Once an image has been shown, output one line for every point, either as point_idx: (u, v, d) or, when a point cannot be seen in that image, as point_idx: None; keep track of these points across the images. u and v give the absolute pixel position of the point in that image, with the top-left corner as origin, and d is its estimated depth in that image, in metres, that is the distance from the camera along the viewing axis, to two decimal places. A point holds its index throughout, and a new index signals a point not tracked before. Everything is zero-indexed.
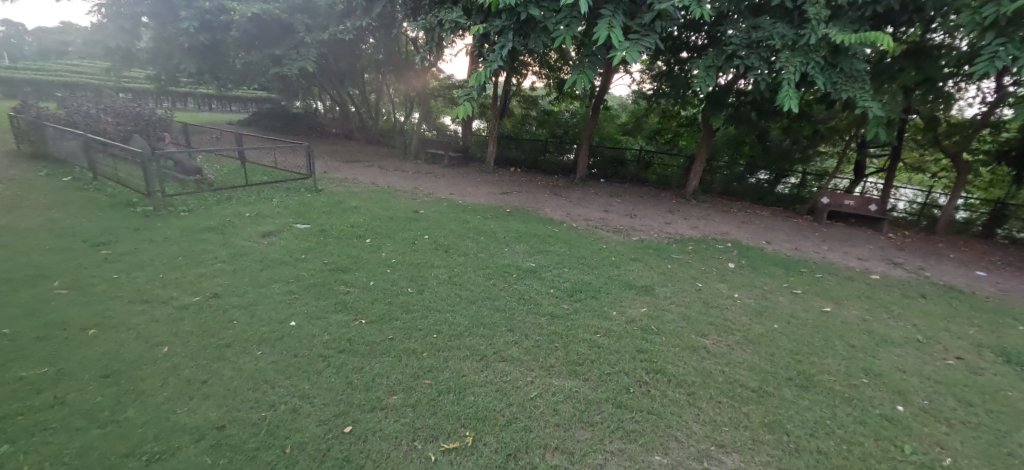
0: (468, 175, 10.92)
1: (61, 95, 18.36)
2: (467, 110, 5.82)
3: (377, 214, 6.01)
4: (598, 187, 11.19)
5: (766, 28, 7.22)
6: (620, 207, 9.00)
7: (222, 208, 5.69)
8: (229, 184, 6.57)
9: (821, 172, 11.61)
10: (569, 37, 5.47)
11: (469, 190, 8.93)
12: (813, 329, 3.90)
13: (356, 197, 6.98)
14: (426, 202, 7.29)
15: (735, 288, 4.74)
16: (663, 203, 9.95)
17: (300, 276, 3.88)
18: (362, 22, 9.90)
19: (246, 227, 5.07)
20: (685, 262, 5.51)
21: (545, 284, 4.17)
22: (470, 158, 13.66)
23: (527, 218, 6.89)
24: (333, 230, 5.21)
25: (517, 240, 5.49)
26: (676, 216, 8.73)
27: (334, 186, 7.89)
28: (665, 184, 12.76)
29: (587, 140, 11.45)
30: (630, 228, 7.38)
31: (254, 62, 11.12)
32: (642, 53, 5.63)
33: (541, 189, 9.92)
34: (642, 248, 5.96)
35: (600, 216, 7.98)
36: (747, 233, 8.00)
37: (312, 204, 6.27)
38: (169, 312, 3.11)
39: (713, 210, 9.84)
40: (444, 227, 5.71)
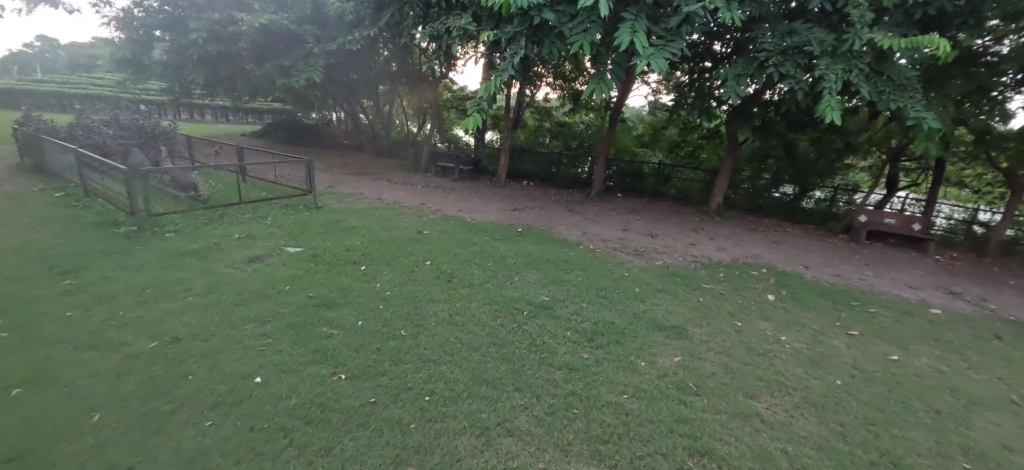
0: (479, 190, 10.47)
1: (83, 106, 18.76)
2: (475, 122, 5.32)
3: (377, 235, 5.55)
4: (615, 202, 10.61)
5: (803, 33, 6.62)
6: (639, 225, 8.40)
7: (212, 228, 5.30)
8: (223, 201, 6.19)
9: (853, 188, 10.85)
10: (586, 42, 4.96)
11: (478, 206, 8.47)
12: (884, 387, 3.23)
13: (357, 215, 6.56)
14: (431, 221, 6.81)
15: (780, 329, 4.10)
16: (685, 220, 9.30)
17: (279, 313, 3.40)
18: (371, 32, 9.62)
19: (232, 251, 4.64)
20: (718, 294, 4.88)
21: (560, 325, 3.60)
22: (481, 171, 13.24)
23: (540, 239, 6.35)
24: (327, 255, 4.75)
25: (529, 265, 4.95)
26: (701, 236, 8.09)
27: (336, 202, 7.50)
28: (685, 199, 12.11)
29: (603, 153, 10.90)
30: (652, 250, 6.78)
31: (264, 72, 10.97)
32: (669, 59, 5.08)
33: (554, 206, 9.39)
34: (668, 275, 5.36)
35: (619, 236, 7.40)
36: (781, 256, 7.30)
37: (309, 223, 5.85)
38: (117, 362, 2.64)
39: (740, 228, 9.15)
40: (448, 250, 5.21)
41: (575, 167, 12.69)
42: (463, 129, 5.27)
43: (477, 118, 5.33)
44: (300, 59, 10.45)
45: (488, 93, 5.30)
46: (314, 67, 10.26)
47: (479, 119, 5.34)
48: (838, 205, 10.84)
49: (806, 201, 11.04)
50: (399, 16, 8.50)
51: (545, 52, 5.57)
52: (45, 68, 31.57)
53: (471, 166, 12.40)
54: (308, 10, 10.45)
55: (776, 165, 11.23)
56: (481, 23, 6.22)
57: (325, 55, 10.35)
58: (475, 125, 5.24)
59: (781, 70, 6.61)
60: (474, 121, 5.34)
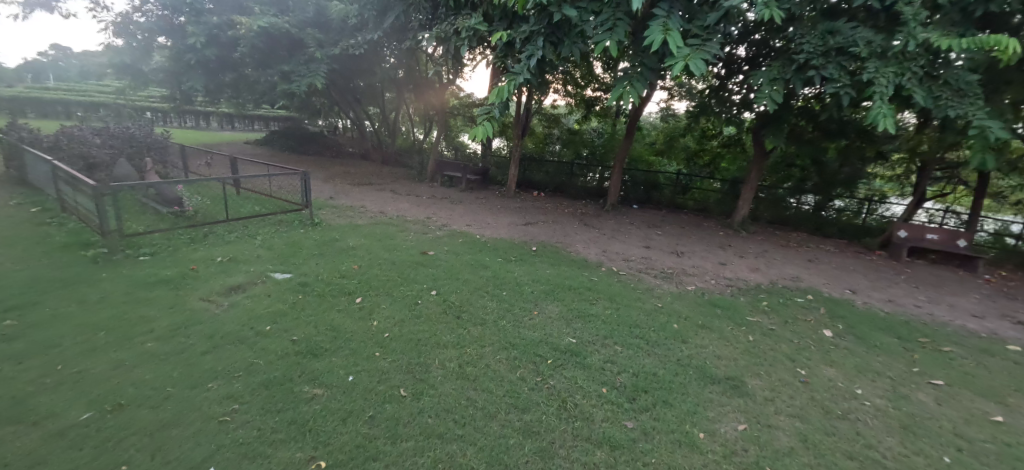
0: (487, 202, 9.88)
1: (87, 114, 18.54)
2: (486, 132, 4.71)
3: (377, 257, 4.96)
4: (632, 215, 9.97)
5: (847, 33, 5.97)
6: (662, 242, 7.76)
7: (194, 250, 4.75)
8: (210, 218, 5.64)
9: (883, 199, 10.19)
10: (613, 41, 4.34)
11: (488, 220, 7.88)
12: (1007, 467, 2.56)
13: (357, 233, 5.98)
14: (438, 239, 6.23)
15: (853, 379, 3.42)
16: (710, 235, 8.64)
17: (253, 365, 2.79)
18: (374, 35, 9.11)
19: (209, 279, 4.06)
20: (767, 330, 4.22)
21: (593, 378, 2.96)
22: (489, 180, 12.68)
23: (557, 260, 5.73)
24: (319, 283, 4.16)
25: (549, 295, 4.32)
26: (730, 254, 7.43)
27: (335, 217, 6.94)
28: (705, 210, 11.45)
29: (619, 163, 10.24)
30: (680, 272, 6.13)
31: (265, 78, 10.54)
32: (707, 60, 4.43)
33: (568, 219, 8.79)
34: (706, 305, 4.71)
35: (642, 255, 6.76)
36: (822, 278, 6.61)
37: (302, 242, 5.27)
38: (32, 444, 2.04)
39: (770, 244, 8.46)
40: (457, 276, 4.60)
41: (588, 176, 12.08)
42: (472, 139, 4.67)
43: (487, 127, 4.71)
44: (300, 64, 9.97)
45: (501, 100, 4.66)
46: (315, 71, 9.76)
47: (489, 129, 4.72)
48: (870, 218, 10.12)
49: (829, 212, 10.45)
50: (404, 19, 8.00)
51: (564, 53, 4.95)
52: (58, 76, 31.78)
53: (480, 176, 11.84)
54: (310, 13, 9.99)
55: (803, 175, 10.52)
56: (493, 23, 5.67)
57: (327, 61, 9.89)
58: (486, 135, 4.63)
59: (823, 73, 5.95)
60: (485, 130, 4.73)
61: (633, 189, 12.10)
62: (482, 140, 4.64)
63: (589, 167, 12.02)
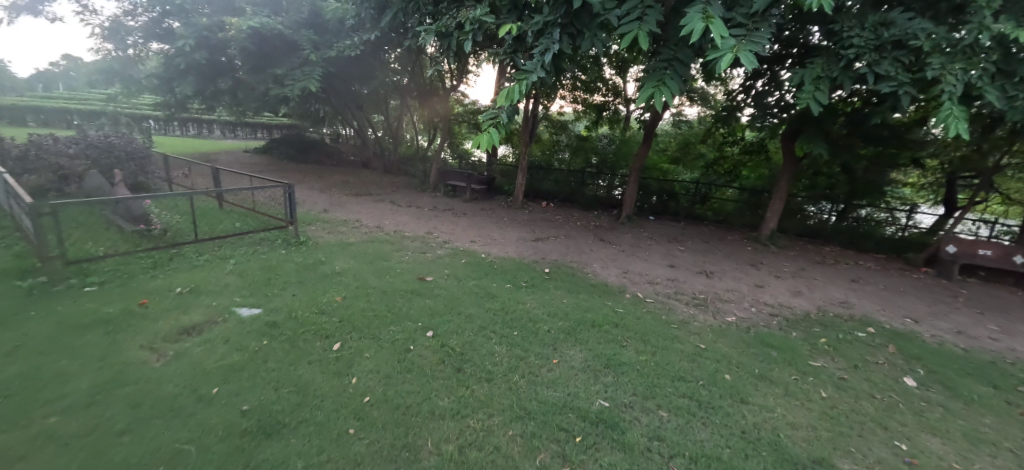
0: (493, 214, 9.17)
1: (85, 123, 18.16)
2: (492, 139, 4.00)
3: (366, 285, 4.25)
4: (649, 228, 9.23)
5: (904, 24, 5.21)
6: (687, 259, 7.00)
7: (151, 278, 4.06)
8: (179, 238, 4.99)
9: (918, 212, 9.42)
10: (643, 32, 3.60)
11: (494, 236, 7.18)
12: None
13: (346, 253, 5.29)
14: (437, 259, 5.52)
15: (970, 457, 2.63)
16: (738, 252, 7.86)
17: (180, 452, 2.05)
18: (372, 34, 8.50)
19: (159, 318, 3.36)
20: (838, 380, 3.44)
21: (638, 467, 2.20)
22: (495, 190, 11.98)
23: (573, 286, 4.98)
24: (292, 320, 3.44)
25: (569, 335, 3.58)
26: (765, 274, 6.65)
27: (325, 233, 6.25)
28: (726, 222, 10.68)
29: (634, 172, 9.51)
30: (714, 297, 5.36)
31: (258, 83, 9.98)
32: (757, 52, 3.65)
33: (581, 233, 8.05)
34: (755, 344, 3.94)
35: (667, 276, 6.01)
36: (874, 304, 5.81)
37: (281, 266, 4.57)
38: None
39: (806, 262, 7.66)
40: (458, 310, 3.88)
41: (600, 185, 11.33)
42: (474, 148, 3.97)
43: (493, 133, 4.01)
44: (294, 67, 9.39)
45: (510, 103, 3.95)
46: (309, 75, 9.17)
47: (496, 136, 4.01)
48: (904, 231, 9.37)
49: (854, 222, 9.71)
50: (403, 16, 7.39)
51: (583, 47, 4.23)
52: None
53: (485, 186, 11.14)
54: (305, 14, 9.43)
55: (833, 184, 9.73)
56: (500, 15, 4.98)
57: (323, 64, 9.31)
58: (492, 144, 3.94)
59: (878, 69, 5.18)
60: (491, 136, 4.03)
61: (648, 199, 11.33)
62: (488, 150, 3.93)
63: (601, 176, 11.29)
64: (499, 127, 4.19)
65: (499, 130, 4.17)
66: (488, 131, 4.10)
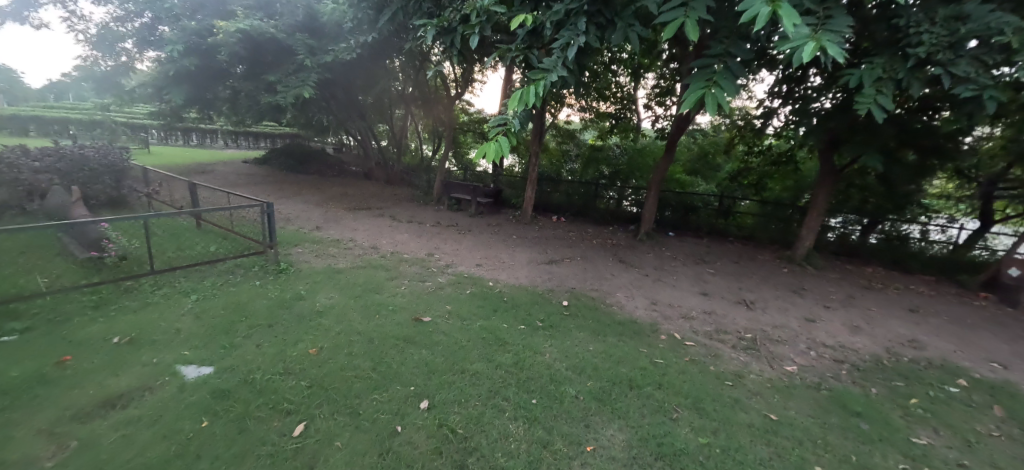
0: (501, 231, 8.41)
1: (83, 133, 17.72)
2: (503, 149, 3.25)
3: (349, 329, 3.48)
4: (671, 246, 8.42)
5: (985, 16, 4.39)
6: (721, 286, 6.18)
7: (88, 323, 3.33)
8: (137, 269, 4.28)
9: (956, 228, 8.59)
10: (692, 20, 2.84)
11: (502, 258, 6.41)
12: None
13: (331, 284, 4.54)
14: (437, 291, 4.74)
15: None
16: (775, 275, 7.02)
17: None
18: (370, 37, 7.86)
19: (76, 384, 2.60)
20: (959, 469, 2.61)
21: None
22: (501, 203, 11.25)
23: (597, 325, 4.18)
24: (247, 385, 2.68)
25: (603, 404, 2.77)
26: (813, 304, 5.81)
27: (311, 257, 5.52)
28: (752, 238, 9.85)
29: (654, 184, 8.71)
30: (763, 337, 4.55)
31: (252, 91, 9.39)
32: (839, 44, 2.86)
33: (599, 253, 7.26)
34: (835, 410, 3.11)
35: (704, 308, 5.19)
36: (949, 343, 4.94)
37: (251, 304, 3.83)
38: None
39: (853, 287, 6.81)
40: (462, 366, 3.10)
41: (612, 198, 10.59)
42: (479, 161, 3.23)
43: (504, 141, 3.26)
44: (289, 72, 8.78)
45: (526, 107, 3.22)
46: (303, 82, 8.53)
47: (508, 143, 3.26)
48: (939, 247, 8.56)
49: (875, 237, 8.96)
50: (403, 16, 6.72)
51: (613, 41, 3.48)
52: None
53: (491, 199, 10.41)
54: (300, 17, 8.84)
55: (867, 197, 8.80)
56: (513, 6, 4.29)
57: (319, 70, 8.69)
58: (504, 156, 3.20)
59: (955, 70, 4.36)
60: (500, 145, 3.28)
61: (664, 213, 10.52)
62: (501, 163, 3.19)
63: (614, 187, 10.54)
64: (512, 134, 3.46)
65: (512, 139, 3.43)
66: (497, 140, 3.36)
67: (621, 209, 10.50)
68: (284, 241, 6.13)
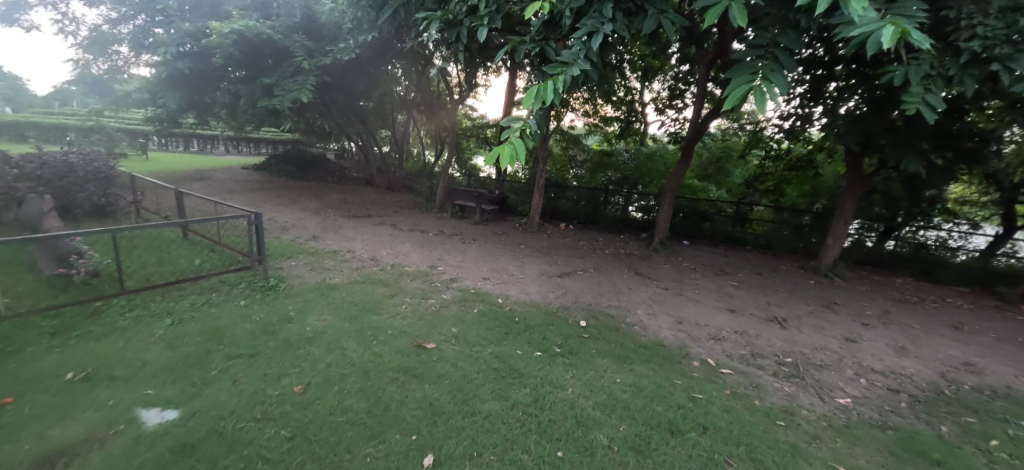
0: (507, 240, 7.98)
1: (80, 139, 17.39)
2: (518, 152, 2.79)
3: (342, 359, 3.04)
4: (687, 256, 7.97)
5: None
6: (748, 301, 5.72)
7: (42, 354, 2.89)
8: (109, 289, 3.85)
9: (982, 235, 8.11)
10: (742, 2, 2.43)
11: (510, 271, 5.97)
12: None
13: (325, 302, 4.10)
14: (442, 309, 4.31)
15: None
16: (802, 288, 6.56)
17: None
18: (370, 36, 7.50)
19: (6, 437, 2.13)
20: None
21: None
22: (506, 210, 10.82)
23: (621, 350, 3.73)
24: (218, 434, 2.23)
25: (642, 456, 2.32)
26: (849, 321, 5.35)
27: (305, 271, 5.09)
28: (770, 247, 9.39)
29: (668, 190, 8.26)
30: (805, 362, 4.08)
31: (248, 95, 9.04)
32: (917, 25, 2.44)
33: (613, 265, 6.80)
34: (913, 460, 2.63)
35: (734, 327, 4.73)
36: (1007, 367, 4.47)
37: (234, 328, 3.39)
38: None
39: (887, 301, 6.33)
40: (472, 406, 2.64)
41: (618, 203, 10.18)
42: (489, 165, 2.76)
43: (519, 142, 2.80)
44: (286, 75, 8.42)
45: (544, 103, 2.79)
46: (301, 85, 8.16)
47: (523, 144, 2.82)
48: (962, 254, 8.10)
49: (893, 244, 8.51)
50: (405, 14, 6.35)
51: (643, 29, 3.12)
52: None
53: (496, 206, 9.99)
54: (298, 18, 8.49)
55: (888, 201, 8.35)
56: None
57: (318, 72, 8.33)
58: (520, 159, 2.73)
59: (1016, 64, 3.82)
60: (515, 147, 2.81)
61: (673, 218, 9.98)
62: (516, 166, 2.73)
63: (621, 192, 10.12)
64: (526, 135, 3.02)
65: (527, 140, 2.98)
66: (511, 141, 2.89)
67: (629, 217, 10.06)
68: (276, 253, 5.70)
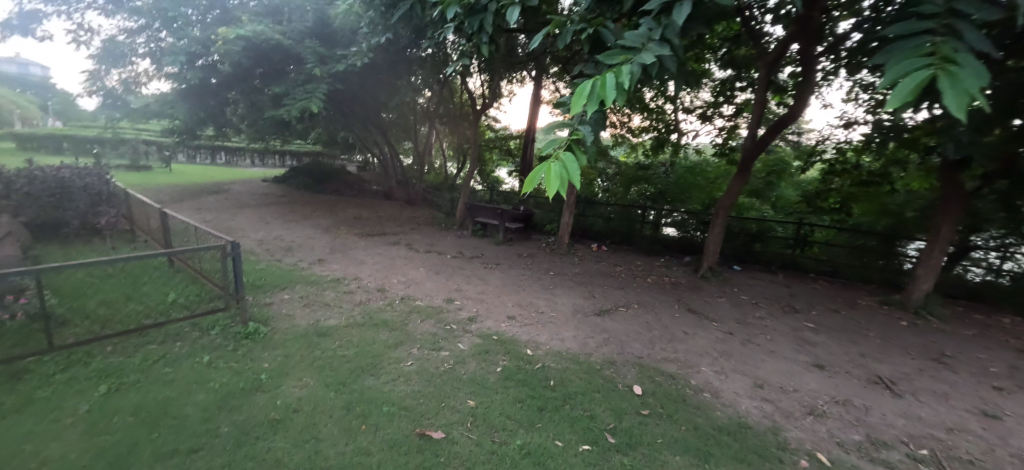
0: (533, 265, 7.05)
1: (106, 151, 17.47)
2: (569, 172, 1.96)
3: (314, 462, 2.15)
4: (742, 286, 6.85)
5: None
6: (835, 352, 4.61)
7: None
8: (47, 338, 3.11)
9: None
10: None
11: (538, 308, 5.04)
12: None
13: (311, 357, 3.28)
14: (456, 366, 3.42)
15: None
16: (895, 333, 5.38)
17: None
18: (384, 37, 6.85)
19: None
20: None
21: None
22: (531, 228, 9.91)
23: (698, 440, 2.73)
24: None
25: None
26: (975, 384, 4.18)
27: (297, 308, 4.29)
28: (836, 274, 8.15)
29: (720, 210, 7.18)
30: (948, 454, 2.98)
31: (259, 105, 8.54)
32: None
33: (659, 298, 5.77)
34: None
35: (831, 395, 3.66)
36: None
37: (184, 401, 2.58)
38: None
39: (1007, 352, 5.09)
40: None
41: (649, 218, 9.09)
42: (529, 191, 1.95)
43: (572, 158, 1.99)
44: (296, 84, 7.86)
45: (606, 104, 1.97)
46: (311, 93, 7.58)
47: (576, 159, 2.01)
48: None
49: (962, 267, 7.20)
50: (421, 10, 5.64)
51: None
52: None
53: (521, 223, 9.10)
54: (310, 22, 7.95)
55: (979, 222, 6.83)
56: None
57: (330, 80, 7.73)
58: (573, 181, 1.91)
59: None
60: (564, 165, 2.00)
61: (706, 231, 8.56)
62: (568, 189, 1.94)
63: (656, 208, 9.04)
64: (578, 147, 2.20)
65: (580, 155, 2.17)
66: (557, 157, 2.08)
67: (660, 233, 8.97)
68: (270, 281, 4.96)
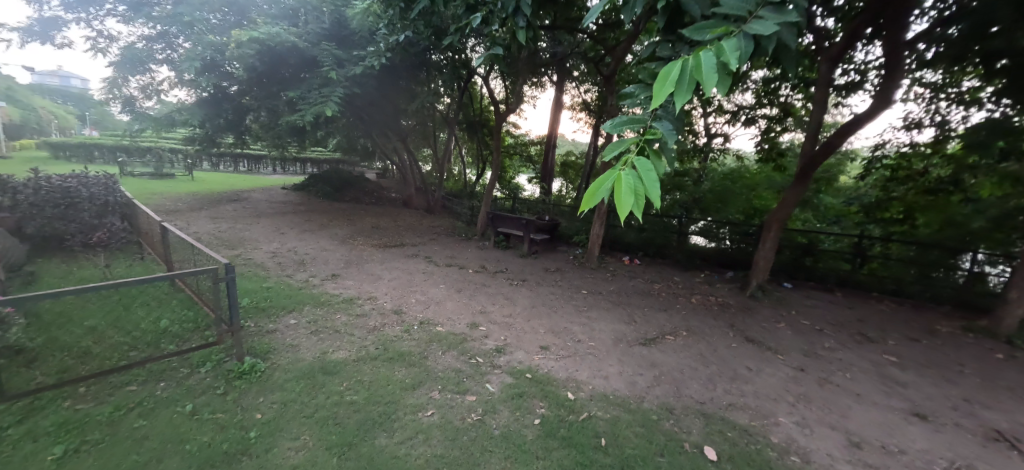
0: (562, 282, 6.45)
1: (130, 161, 17.69)
2: (647, 185, 1.31)
3: None
4: (799, 307, 6.09)
5: None
6: (934, 396, 3.83)
7: None
8: (13, 381, 2.68)
9: None
10: None
11: (573, 336, 4.42)
12: None
13: (313, 403, 2.75)
14: (485, 416, 2.84)
15: None
16: (999, 371, 4.52)
17: None
18: (402, 36, 6.43)
19: None
20: None
21: None
22: (557, 239, 9.31)
23: None
24: None
25: None
26: None
27: (302, 337, 3.78)
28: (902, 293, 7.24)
29: (775, 224, 6.34)
30: None
31: (275, 111, 8.25)
32: None
33: (709, 323, 5.07)
34: None
35: (950, 460, 2.92)
36: None
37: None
38: None
39: None
40: None
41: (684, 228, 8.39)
42: (587, 209, 1.31)
43: (650, 164, 1.35)
44: (312, 88, 7.52)
45: (705, 89, 1.37)
46: (326, 98, 7.20)
47: (653, 165, 1.38)
48: None
49: None
50: (442, 3, 5.17)
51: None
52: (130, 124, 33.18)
53: (547, 235, 8.52)
54: (326, 24, 7.61)
55: None
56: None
57: (346, 84, 7.35)
58: (653, 196, 1.27)
59: None
60: (637, 172, 1.36)
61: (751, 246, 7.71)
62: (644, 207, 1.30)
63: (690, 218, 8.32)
64: (653, 151, 1.57)
65: (655, 162, 1.54)
66: (630, 162, 1.43)
67: (688, 243, 8.29)
68: (275, 303, 4.48)
